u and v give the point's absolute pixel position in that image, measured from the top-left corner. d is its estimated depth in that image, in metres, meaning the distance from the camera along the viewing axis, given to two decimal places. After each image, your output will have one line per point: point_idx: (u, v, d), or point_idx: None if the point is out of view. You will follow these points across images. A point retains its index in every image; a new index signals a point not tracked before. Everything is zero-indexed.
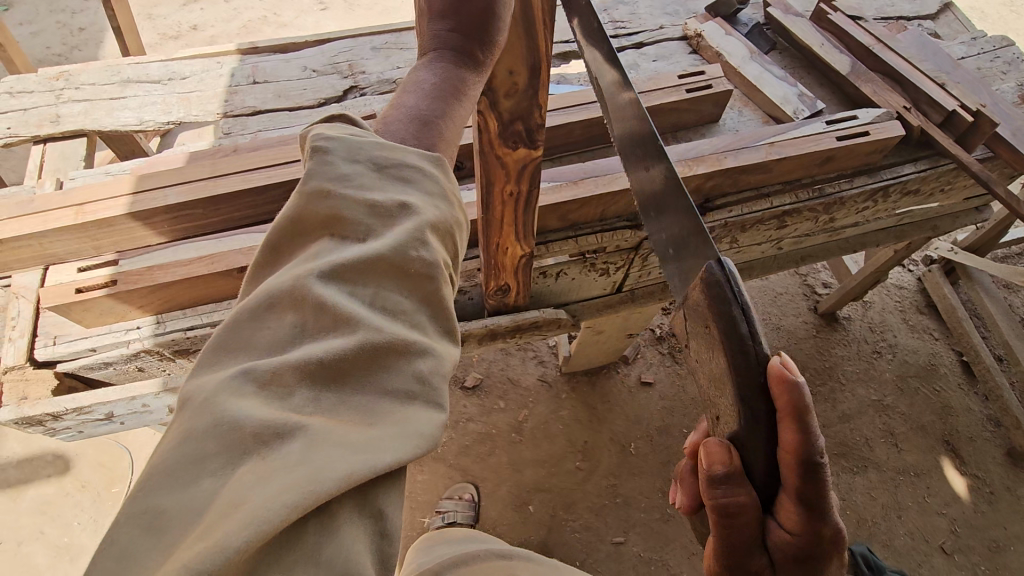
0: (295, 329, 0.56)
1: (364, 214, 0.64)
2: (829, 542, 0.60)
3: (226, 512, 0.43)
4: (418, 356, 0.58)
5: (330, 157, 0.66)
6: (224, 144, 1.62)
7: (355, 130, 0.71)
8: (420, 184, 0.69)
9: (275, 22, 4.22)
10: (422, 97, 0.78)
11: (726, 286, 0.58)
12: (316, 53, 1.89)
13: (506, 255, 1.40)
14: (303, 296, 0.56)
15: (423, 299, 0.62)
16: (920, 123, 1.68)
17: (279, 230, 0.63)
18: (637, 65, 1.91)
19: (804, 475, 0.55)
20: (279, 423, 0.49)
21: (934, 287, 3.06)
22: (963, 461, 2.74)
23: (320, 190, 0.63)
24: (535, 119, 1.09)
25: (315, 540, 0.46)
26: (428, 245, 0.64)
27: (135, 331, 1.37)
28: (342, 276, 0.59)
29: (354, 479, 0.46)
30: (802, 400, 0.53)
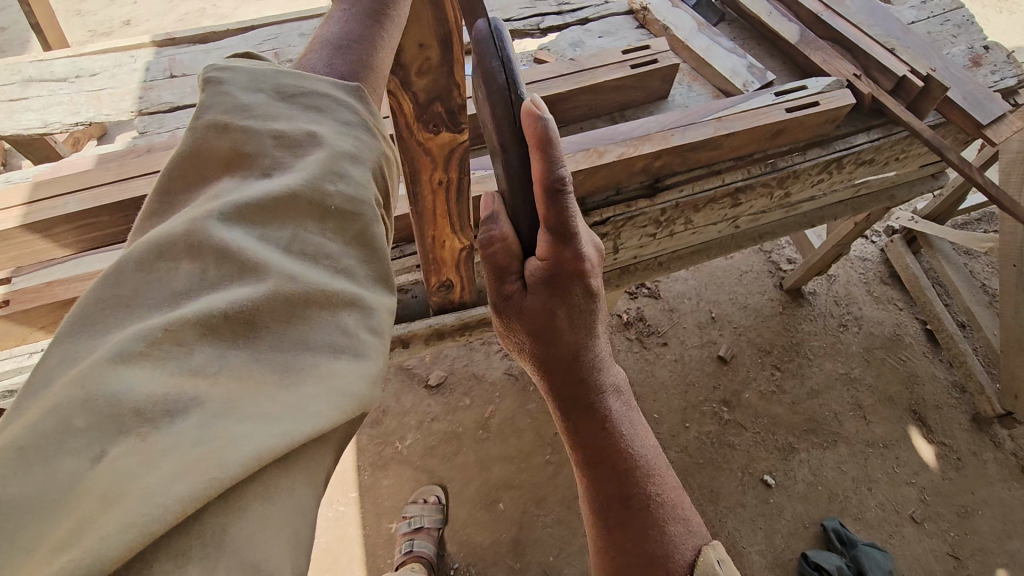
0: (191, 278, 0.46)
1: (269, 146, 0.54)
2: (574, 266, 0.72)
3: (105, 505, 0.34)
4: (344, 309, 0.50)
5: (226, 90, 0.57)
6: (137, 144, 1.49)
7: (258, 63, 0.61)
8: (335, 116, 0.59)
9: (214, 14, 4.03)
10: (345, 24, 0.69)
11: (491, 38, 0.71)
12: (239, 42, 1.76)
13: (444, 249, 1.30)
14: (201, 241, 0.47)
15: (348, 241, 0.53)
16: (871, 91, 1.64)
17: (172, 173, 0.53)
18: (582, 42, 1.83)
19: (549, 202, 0.65)
20: (173, 393, 0.39)
21: (896, 258, 3.06)
22: (931, 430, 2.76)
23: (216, 125, 0.54)
24: (455, 98, 0.98)
25: (223, 520, 0.37)
26: (345, 177, 0.55)
27: (39, 353, 1.25)
28: (250, 218, 0.50)
29: (264, 460, 0.38)
30: (542, 131, 0.62)
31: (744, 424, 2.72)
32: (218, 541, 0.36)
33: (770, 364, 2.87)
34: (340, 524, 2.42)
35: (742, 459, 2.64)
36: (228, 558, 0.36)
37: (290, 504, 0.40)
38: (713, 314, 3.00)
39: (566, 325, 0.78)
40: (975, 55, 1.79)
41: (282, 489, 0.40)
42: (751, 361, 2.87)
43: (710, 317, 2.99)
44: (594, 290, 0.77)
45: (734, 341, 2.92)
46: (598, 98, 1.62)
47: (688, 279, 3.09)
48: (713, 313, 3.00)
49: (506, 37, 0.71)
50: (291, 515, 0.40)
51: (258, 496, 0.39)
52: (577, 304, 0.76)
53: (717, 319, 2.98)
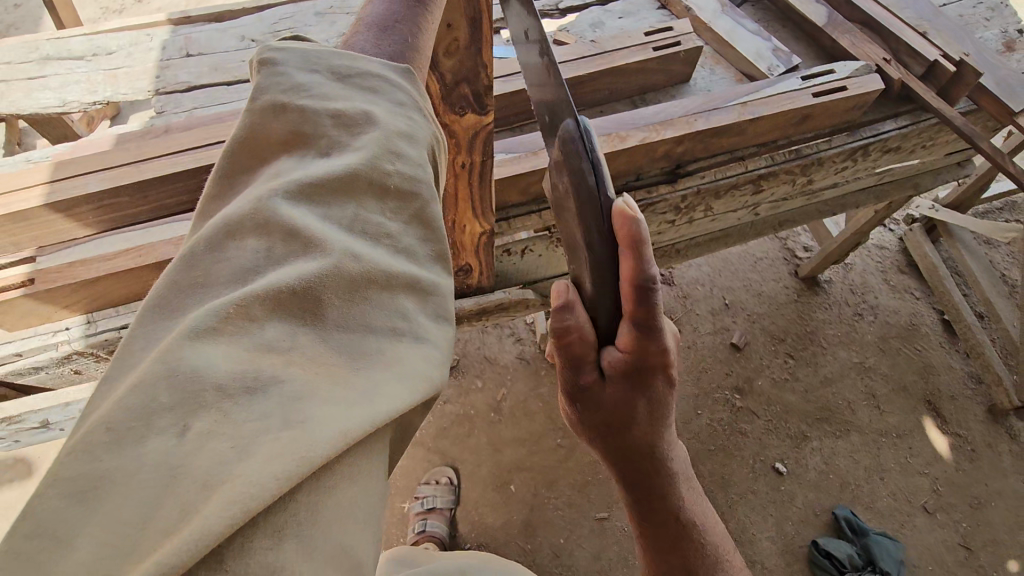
0: (259, 257, 0.46)
1: (326, 125, 0.53)
2: (657, 358, 0.70)
3: (203, 482, 0.35)
4: (406, 291, 0.49)
5: (282, 70, 0.55)
6: (156, 124, 1.48)
7: (310, 43, 0.60)
8: (388, 96, 0.57)
9: None
10: (386, 7, 0.68)
11: None
12: (254, 22, 1.74)
13: (464, 234, 1.28)
14: (268, 221, 0.47)
15: (407, 221, 0.52)
16: (900, 76, 1.59)
17: (229, 158, 0.52)
18: (602, 22, 1.79)
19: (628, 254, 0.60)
20: (250, 370, 0.39)
21: (915, 247, 3.01)
22: (945, 420, 2.74)
23: (274, 107, 0.53)
24: (483, 80, 0.95)
25: (310, 501, 0.37)
26: (403, 157, 0.53)
27: (63, 332, 1.27)
28: (314, 198, 0.49)
29: (352, 436, 0.38)
30: None
31: (757, 412, 2.72)
32: (309, 521, 0.37)
33: (784, 352, 2.86)
34: None
35: (754, 447, 2.64)
36: (317, 541, 0.36)
37: (370, 486, 0.41)
38: (727, 301, 2.98)
39: (621, 347, 0.70)
40: (1009, 39, 1.74)
41: (361, 473, 0.41)
42: (765, 349, 2.86)
43: (724, 304, 2.97)
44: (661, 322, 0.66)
45: (748, 328, 2.91)
46: (620, 81, 1.59)
47: (702, 266, 3.06)
48: (727, 301, 2.98)
49: None
50: (370, 498, 0.41)
51: (344, 477, 0.39)
52: None
53: (731, 306, 2.96)
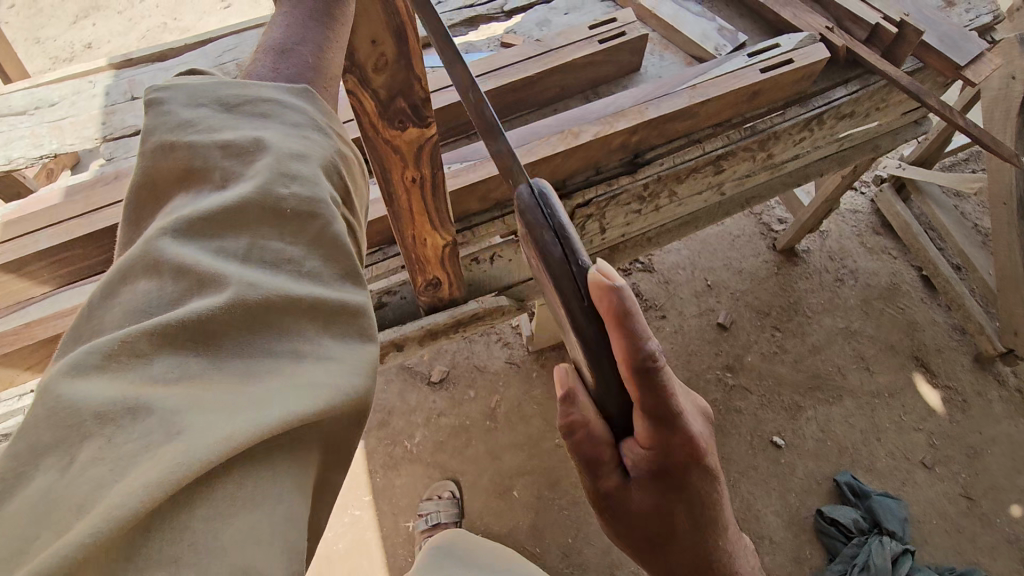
0: (149, 290, 0.45)
1: (216, 156, 0.52)
2: (681, 454, 0.65)
3: (81, 511, 0.35)
4: (308, 314, 0.48)
5: (169, 110, 0.54)
6: (107, 171, 1.46)
7: (203, 78, 0.59)
8: (282, 119, 0.56)
9: (176, 29, 4.01)
10: (285, 29, 0.66)
11: (539, 204, 0.70)
12: (197, 57, 1.72)
13: (426, 247, 1.26)
14: (158, 254, 0.46)
15: (311, 242, 0.51)
16: (845, 43, 1.61)
17: (135, 206, 0.52)
18: (548, 20, 1.79)
19: (638, 381, 0.59)
20: (129, 394, 0.39)
21: (887, 206, 3.04)
22: (934, 374, 2.77)
23: (164, 145, 0.53)
24: (417, 92, 0.93)
25: (203, 521, 0.36)
26: (298, 178, 0.52)
27: (27, 397, 1.22)
28: (208, 228, 0.49)
29: (234, 442, 0.38)
30: (622, 305, 0.56)
31: (749, 388, 2.73)
32: (198, 541, 0.35)
33: (770, 325, 2.87)
34: (357, 527, 2.44)
35: (750, 422, 2.65)
36: (204, 564, 0.35)
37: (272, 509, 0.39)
38: (708, 281, 2.99)
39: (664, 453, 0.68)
40: None
41: (268, 497, 0.39)
42: (751, 325, 2.87)
43: (706, 285, 2.98)
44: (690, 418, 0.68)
45: (732, 306, 2.92)
46: (569, 77, 1.59)
47: (681, 249, 3.07)
48: (709, 281, 2.98)
49: (552, 200, 0.71)
50: (277, 522, 0.38)
51: (242, 498, 0.38)
52: (695, 496, 0.69)
53: (713, 287, 2.97)
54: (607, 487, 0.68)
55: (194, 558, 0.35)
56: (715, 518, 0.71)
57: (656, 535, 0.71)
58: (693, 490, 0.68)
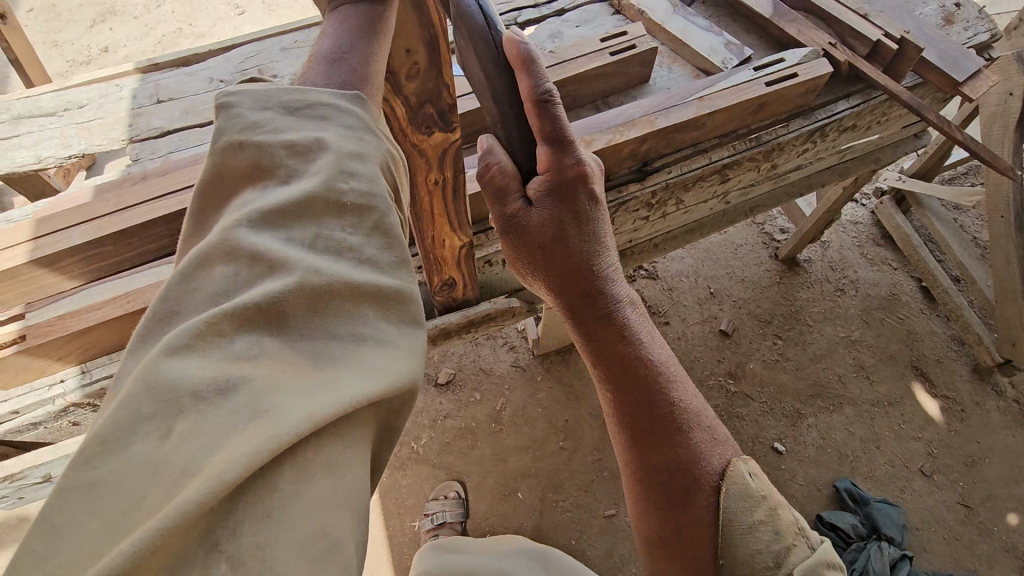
0: (227, 281, 0.49)
1: (281, 157, 0.57)
2: (574, 171, 0.77)
3: (185, 470, 0.39)
4: (366, 301, 0.53)
5: (237, 111, 0.59)
6: (134, 171, 1.51)
7: (263, 84, 0.63)
8: (338, 121, 0.61)
9: (192, 34, 4.09)
10: (336, 39, 0.71)
11: (480, 13, 0.69)
12: (221, 63, 1.78)
13: (444, 248, 1.31)
14: (235, 247, 0.50)
15: (368, 232, 0.56)
16: (847, 58, 1.66)
17: (202, 199, 0.57)
18: (560, 33, 1.85)
19: (540, 114, 0.70)
20: (220, 375, 0.44)
21: (887, 218, 3.09)
22: (933, 384, 2.81)
23: (233, 145, 0.57)
24: (445, 99, 0.99)
25: (293, 486, 0.41)
26: (355, 175, 0.57)
27: (59, 385, 1.28)
28: (277, 223, 0.53)
29: (316, 419, 0.42)
30: (524, 52, 0.67)
31: (751, 395, 2.77)
32: (290, 503, 0.40)
33: (772, 333, 2.92)
34: None
35: (752, 429, 2.69)
36: (295, 519, 0.40)
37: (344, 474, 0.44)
38: (712, 289, 3.03)
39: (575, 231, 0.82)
40: (948, 13, 1.81)
41: (341, 465, 0.44)
42: (753, 333, 2.91)
43: (709, 292, 3.02)
44: (596, 196, 0.82)
45: (734, 313, 2.96)
46: (581, 87, 1.64)
47: (685, 257, 3.12)
48: (712, 289, 3.03)
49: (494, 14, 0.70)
50: (349, 490, 0.44)
51: (323, 466, 0.43)
52: (584, 209, 0.81)
53: (716, 295, 3.01)
54: (514, 210, 0.79)
55: (288, 511, 0.40)
56: (597, 233, 0.84)
57: (566, 269, 0.85)
58: (580, 200, 0.80)
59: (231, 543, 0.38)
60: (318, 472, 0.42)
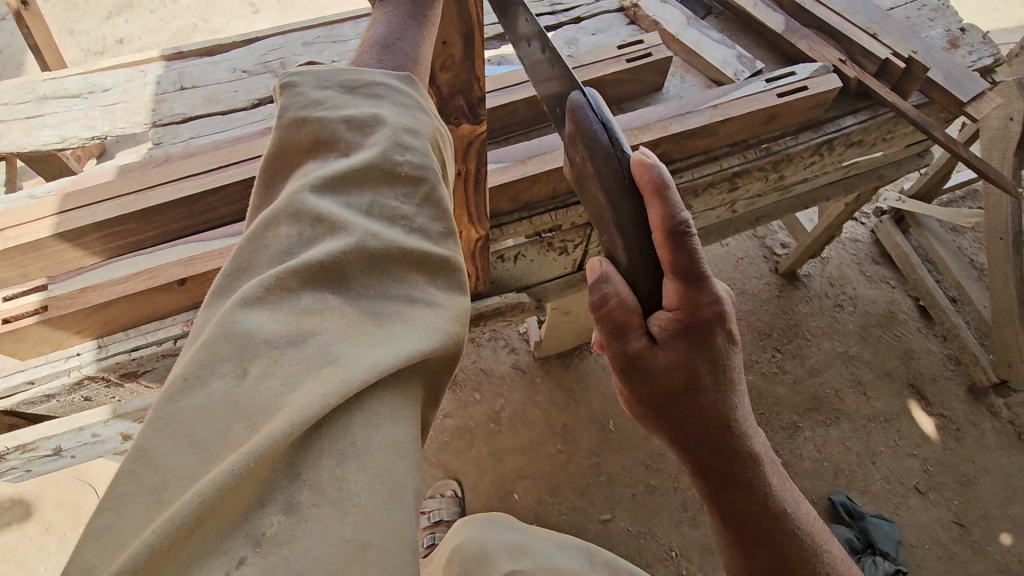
0: (293, 241, 0.52)
1: (343, 129, 0.60)
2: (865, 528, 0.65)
3: (266, 408, 0.43)
4: (418, 266, 0.55)
5: (300, 90, 0.62)
6: (156, 153, 1.53)
7: (324, 66, 0.66)
8: (392, 100, 0.64)
9: (206, 29, 4.15)
10: (388, 26, 0.75)
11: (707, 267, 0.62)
12: (244, 53, 1.81)
13: (462, 240, 1.33)
14: (299, 210, 0.53)
15: (419, 204, 0.58)
16: (857, 74, 1.71)
17: (269, 166, 0.60)
18: (577, 40, 1.90)
19: None
20: (290, 326, 0.47)
21: (887, 237, 3.14)
22: (929, 403, 2.84)
23: (297, 120, 0.60)
24: (476, 92, 1.02)
25: (363, 429, 0.44)
26: (408, 149, 0.59)
27: (74, 358, 1.30)
28: (337, 189, 0.56)
29: (381, 368, 0.45)
30: None
31: None
32: (360, 443, 0.44)
33: (771, 346, 2.95)
34: None
35: None
36: (368, 460, 0.43)
37: (402, 418, 0.47)
38: None
39: None
40: (953, 36, 1.87)
41: (400, 411, 0.47)
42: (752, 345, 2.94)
43: None
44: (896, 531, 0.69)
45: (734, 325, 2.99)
46: (597, 92, 1.69)
47: None
48: None
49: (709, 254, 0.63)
50: (407, 435, 0.47)
51: (387, 414, 0.46)
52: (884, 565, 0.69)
53: None
54: None
55: (359, 453, 0.43)
56: None
57: None
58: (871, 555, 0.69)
59: (312, 473, 0.42)
60: (383, 421, 0.45)
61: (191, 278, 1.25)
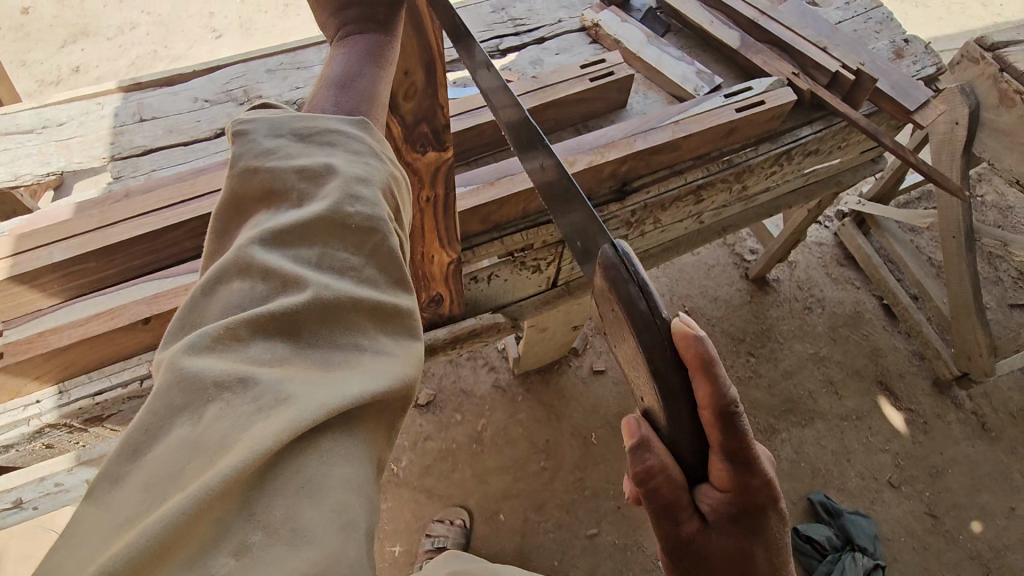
0: (242, 292, 0.52)
1: (293, 179, 0.59)
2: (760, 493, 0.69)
3: (217, 450, 0.42)
4: (369, 312, 0.55)
5: (253, 138, 0.62)
6: (116, 188, 1.49)
7: (278, 111, 0.66)
8: (346, 146, 0.64)
9: (167, 56, 4.09)
10: (343, 66, 0.75)
11: (622, 269, 0.68)
12: (206, 83, 1.79)
13: (433, 265, 1.32)
14: (248, 262, 0.53)
15: (371, 252, 0.58)
16: (810, 87, 1.78)
17: (221, 217, 0.60)
18: (540, 60, 1.93)
19: (719, 423, 0.64)
20: (238, 372, 0.46)
21: (849, 240, 3.25)
22: (897, 397, 2.93)
23: (248, 169, 0.59)
24: (440, 118, 1.03)
25: (314, 468, 0.43)
26: (361, 198, 0.59)
27: (33, 406, 1.24)
28: (286, 240, 0.56)
29: (331, 409, 0.44)
30: (707, 354, 0.61)
31: None
32: (311, 484, 0.43)
33: (745, 351, 3.01)
34: None
35: None
36: (321, 502, 0.42)
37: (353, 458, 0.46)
38: (687, 308, 3.11)
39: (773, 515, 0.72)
40: (898, 48, 1.96)
41: (352, 452, 0.46)
42: (727, 350, 2.99)
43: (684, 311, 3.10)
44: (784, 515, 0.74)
45: (709, 332, 3.04)
46: (562, 112, 1.71)
47: (660, 278, 3.21)
48: (687, 308, 3.11)
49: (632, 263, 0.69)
50: (361, 477, 0.46)
51: (339, 454, 0.45)
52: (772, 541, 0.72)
53: (691, 313, 3.10)
54: (690, 532, 0.70)
55: (315, 495, 0.42)
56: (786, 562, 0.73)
57: None
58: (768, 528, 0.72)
59: (263, 514, 0.41)
60: (339, 458, 0.45)
61: (155, 316, 1.22)
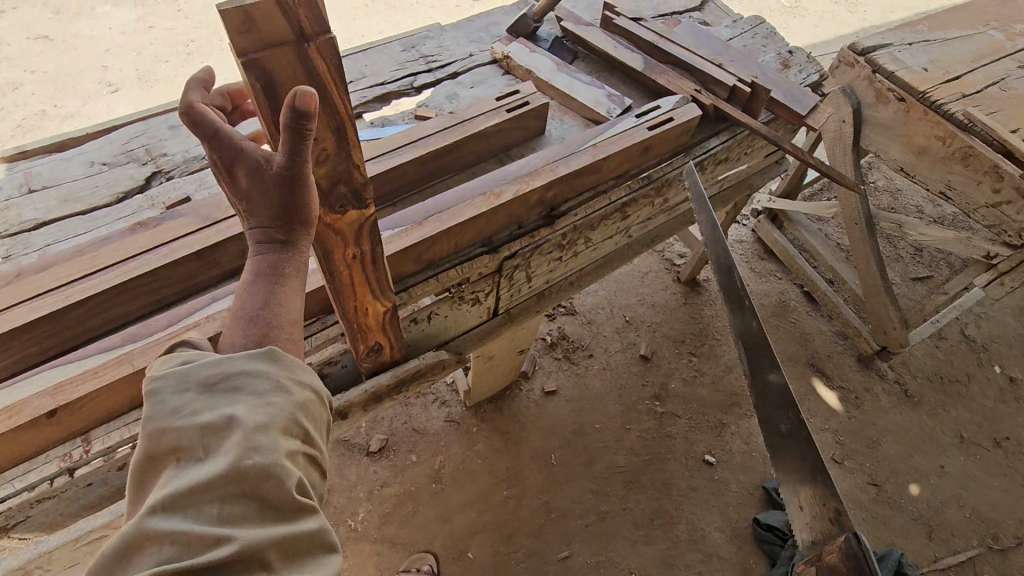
0: (151, 556, 0.61)
1: (196, 438, 0.68)
2: None
3: None
4: (268, 548, 0.65)
5: (164, 395, 0.70)
6: (4, 269, 1.35)
7: (192, 359, 0.74)
8: (251, 391, 0.72)
9: (58, 115, 3.83)
10: (256, 300, 0.81)
11: None
12: (102, 145, 1.68)
13: (368, 316, 1.29)
14: (154, 529, 0.62)
15: (269, 499, 0.67)
16: (712, 101, 1.89)
17: (137, 472, 0.69)
18: (456, 94, 1.94)
19: None
20: None
21: (766, 235, 3.46)
22: (829, 377, 3.12)
23: (157, 429, 0.68)
24: (357, 178, 0.98)
25: None
26: (260, 447, 0.67)
27: None
28: (190, 500, 0.65)
29: None
30: None
31: (677, 413, 2.90)
32: None
33: (686, 352, 3.11)
34: None
35: (683, 446, 2.80)
36: None
37: None
38: (627, 318, 3.19)
39: None
40: (784, 59, 2.13)
41: None
42: (670, 354, 3.09)
43: (625, 321, 3.18)
44: None
45: (651, 338, 3.13)
46: (483, 144, 1.72)
47: (598, 291, 3.28)
48: (627, 317, 3.20)
49: None
50: None
51: None
52: None
53: (632, 322, 3.18)
54: None
55: None
56: None
57: None
58: None
59: None
60: None
61: (63, 408, 1.09)
